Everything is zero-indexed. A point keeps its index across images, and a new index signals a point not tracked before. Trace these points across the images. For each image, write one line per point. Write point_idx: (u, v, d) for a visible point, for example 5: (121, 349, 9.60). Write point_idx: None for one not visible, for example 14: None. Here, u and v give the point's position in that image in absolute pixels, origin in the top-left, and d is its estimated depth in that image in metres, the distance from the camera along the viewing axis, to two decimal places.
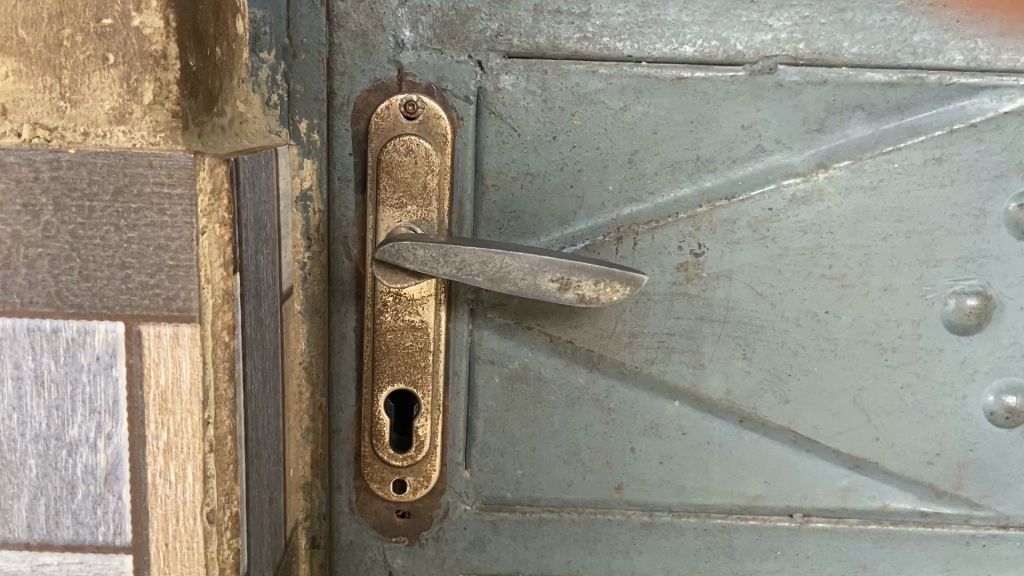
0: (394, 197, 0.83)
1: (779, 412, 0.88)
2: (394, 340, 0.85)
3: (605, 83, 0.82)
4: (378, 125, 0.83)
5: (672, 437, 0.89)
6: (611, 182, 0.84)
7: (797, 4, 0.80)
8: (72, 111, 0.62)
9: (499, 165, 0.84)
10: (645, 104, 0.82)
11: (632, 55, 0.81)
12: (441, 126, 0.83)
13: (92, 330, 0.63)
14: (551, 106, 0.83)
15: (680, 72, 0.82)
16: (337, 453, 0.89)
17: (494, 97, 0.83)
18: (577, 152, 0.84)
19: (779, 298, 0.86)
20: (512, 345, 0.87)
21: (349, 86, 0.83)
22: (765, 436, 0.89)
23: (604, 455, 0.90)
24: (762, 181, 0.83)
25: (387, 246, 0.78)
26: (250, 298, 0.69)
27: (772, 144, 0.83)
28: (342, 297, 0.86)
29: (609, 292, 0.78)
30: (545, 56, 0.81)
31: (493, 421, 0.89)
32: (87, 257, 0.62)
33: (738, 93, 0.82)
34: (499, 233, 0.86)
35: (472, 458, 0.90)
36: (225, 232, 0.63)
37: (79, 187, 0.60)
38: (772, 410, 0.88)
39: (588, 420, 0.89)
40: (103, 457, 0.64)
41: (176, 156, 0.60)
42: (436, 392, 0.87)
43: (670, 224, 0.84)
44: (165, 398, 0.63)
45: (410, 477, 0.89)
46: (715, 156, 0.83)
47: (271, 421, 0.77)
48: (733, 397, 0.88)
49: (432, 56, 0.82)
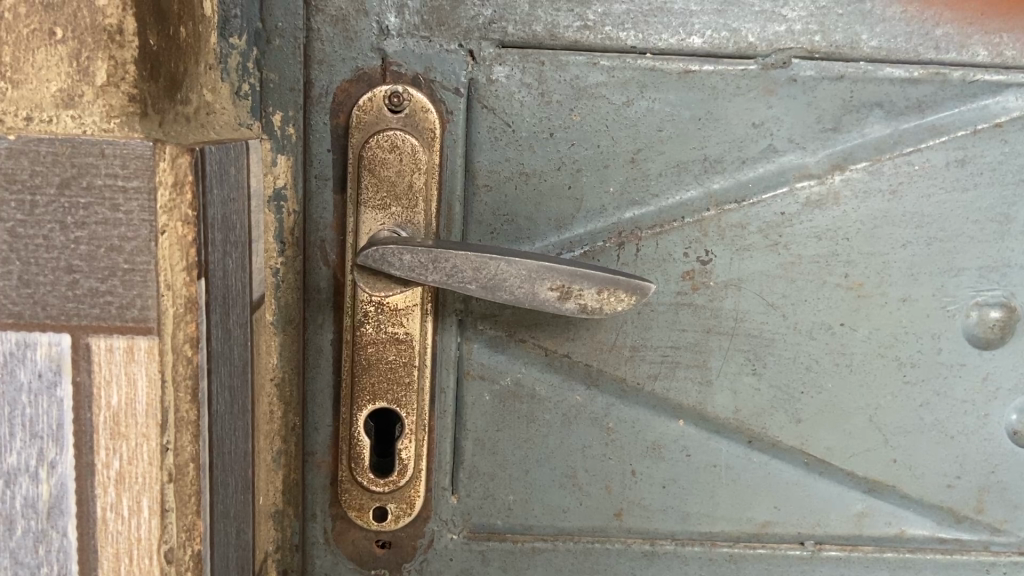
0: (377, 197, 0.76)
1: (790, 432, 0.82)
2: (376, 355, 0.78)
3: (606, 76, 0.76)
4: (359, 119, 0.76)
5: (676, 459, 0.83)
6: (612, 183, 0.78)
7: None
8: (14, 93, 0.55)
9: (491, 163, 0.78)
10: (650, 99, 0.76)
11: (636, 45, 0.75)
12: (429, 121, 0.76)
13: (34, 343, 0.55)
14: (548, 100, 0.77)
15: (688, 65, 0.75)
16: (311, 478, 0.81)
17: (487, 90, 0.76)
18: (576, 150, 0.78)
19: (791, 309, 0.80)
20: (504, 359, 0.81)
21: (327, 76, 0.76)
22: (775, 458, 0.83)
23: (603, 479, 0.83)
24: (775, 182, 0.78)
25: (370, 250, 0.70)
26: (218, 306, 0.61)
27: (785, 143, 0.77)
28: (319, 306, 0.79)
29: (614, 301, 0.71)
30: (543, 45, 0.75)
31: (482, 442, 0.82)
32: (28, 259, 0.54)
33: (749, 88, 0.76)
34: (490, 238, 0.79)
35: (460, 482, 0.83)
36: (188, 231, 0.55)
37: (19, 178, 0.53)
38: (783, 429, 0.82)
39: (586, 441, 0.82)
40: (46, 488, 0.56)
41: (132, 144, 0.52)
42: (421, 411, 0.80)
43: (676, 229, 0.78)
44: (117, 421, 0.55)
45: (392, 504, 0.82)
46: (724, 156, 0.77)
47: (240, 444, 0.69)
48: (742, 415, 0.82)
49: (420, 44, 0.75)
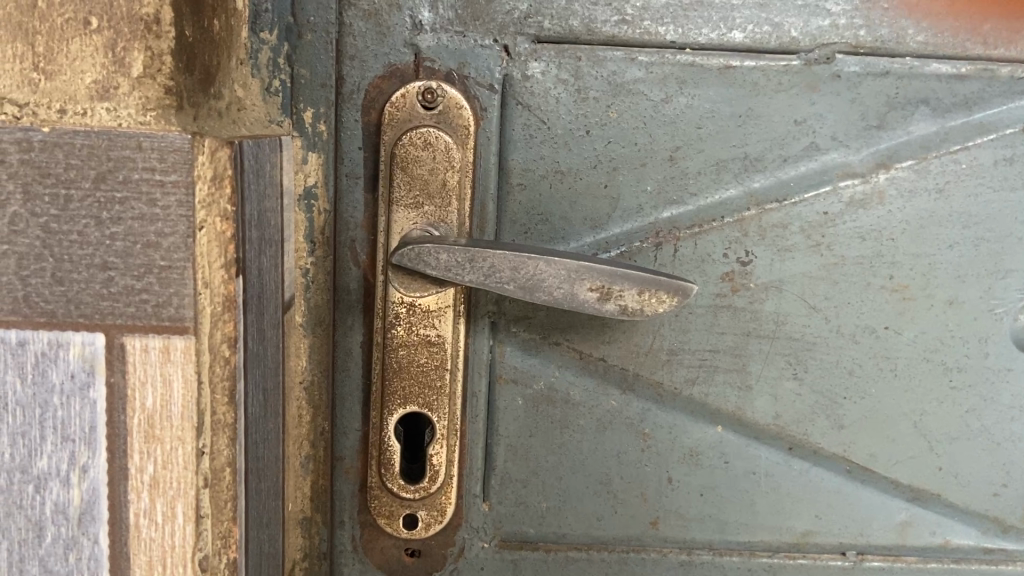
0: (409, 196, 0.74)
1: (832, 439, 0.80)
2: (407, 358, 0.76)
3: (645, 72, 0.74)
4: (391, 115, 0.74)
5: (714, 466, 0.81)
6: (650, 182, 0.76)
7: None
8: (47, 84, 0.53)
9: (526, 161, 0.76)
10: (689, 96, 0.74)
11: (676, 40, 0.73)
12: (463, 117, 0.75)
13: (66, 343, 0.53)
14: (585, 97, 0.75)
15: (729, 60, 0.73)
16: (339, 484, 0.79)
17: (522, 86, 0.75)
18: (613, 147, 0.76)
19: (834, 312, 0.78)
20: (538, 363, 0.79)
21: (359, 72, 0.74)
22: (816, 465, 0.81)
23: (639, 487, 0.81)
24: (817, 181, 0.76)
25: (405, 249, 0.68)
26: (253, 307, 0.59)
27: (827, 141, 0.75)
28: (349, 308, 0.77)
29: (655, 303, 0.69)
30: (579, 40, 0.74)
31: (515, 448, 0.80)
32: (62, 256, 0.52)
33: (791, 85, 0.74)
34: (524, 238, 0.78)
35: (492, 489, 0.81)
36: (227, 227, 0.54)
37: (53, 172, 0.51)
38: (824, 436, 0.80)
39: (621, 447, 0.80)
40: (78, 493, 0.54)
41: (170, 137, 0.51)
42: (452, 416, 0.78)
43: (715, 230, 0.76)
44: (152, 424, 0.53)
45: (423, 512, 0.80)
46: (765, 154, 0.75)
47: (272, 449, 0.67)
48: (783, 422, 0.79)
49: (454, 40, 0.74)
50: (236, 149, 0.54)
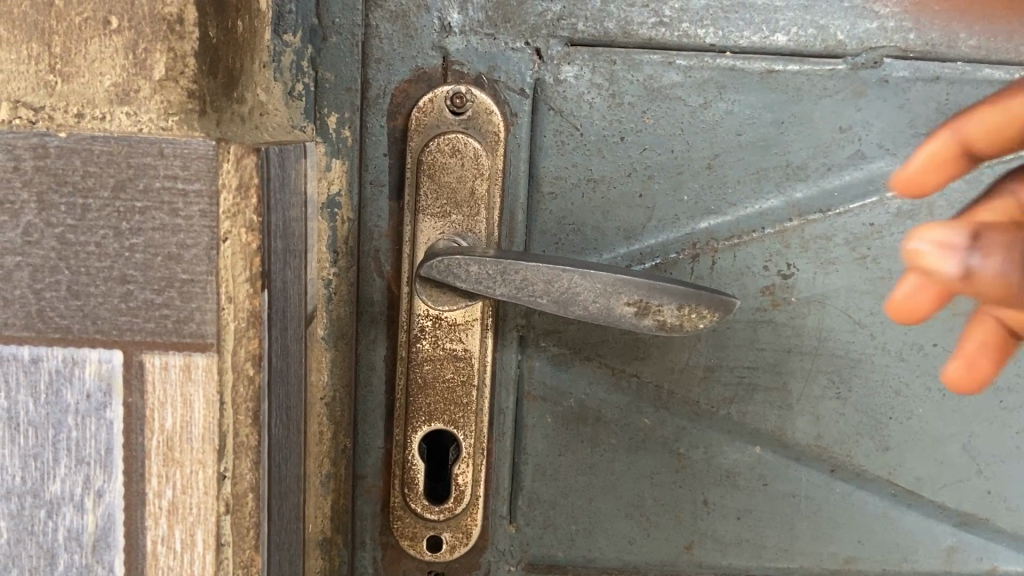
0: (436, 204, 0.71)
1: (876, 460, 0.77)
2: (433, 373, 0.73)
3: (683, 76, 0.71)
4: (418, 121, 0.71)
5: (752, 488, 0.78)
6: (687, 191, 0.73)
7: None
8: (64, 87, 0.51)
9: (558, 169, 0.73)
10: (729, 102, 0.71)
11: (715, 44, 0.70)
12: (493, 123, 0.72)
13: (82, 360, 0.50)
14: (620, 102, 0.72)
15: (771, 64, 0.70)
16: (361, 503, 0.76)
17: (554, 91, 0.72)
18: (649, 155, 0.73)
19: (879, 328, 0.74)
20: (568, 379, 0.76)
21: (385, 76, 0.71)
22: (860, 488, 0.78)
23: (673, 510, 0.78)
24: (863, 191, 0.73)
25: (434, 261, 0.65)
26: (277, 322, 0.56)
27: (874, 149, 0.72)
28: (372, 321, 0.74)
29: (696, 319, 0.65)
30: (615, 43, 0.71)
31: (543, 467, 0.77)
32: (78, 268, 0.49)
33: (836, 90, 0.71)
34: (555, 249, 0.74)
35: (519, 510, 0.78)
36: (253, 238, 0.51)
37: (69, 180, 0.48)
38: (868, 458, 0.77)
39: (655, 468, 0.77)
40: (92, 519, 0.51)
41: (193, 143, 0.48)
42: (479, 434, 0.75)
43: (754, 241, 0.74)
44: (172, 446, 0.50)
45: (447, 534, 0.76)
46: (808, 162, 0.72)
47: (294, 469, 0.64)
48: (824, 442, 0.76)
49: (484, 42, 0.71)
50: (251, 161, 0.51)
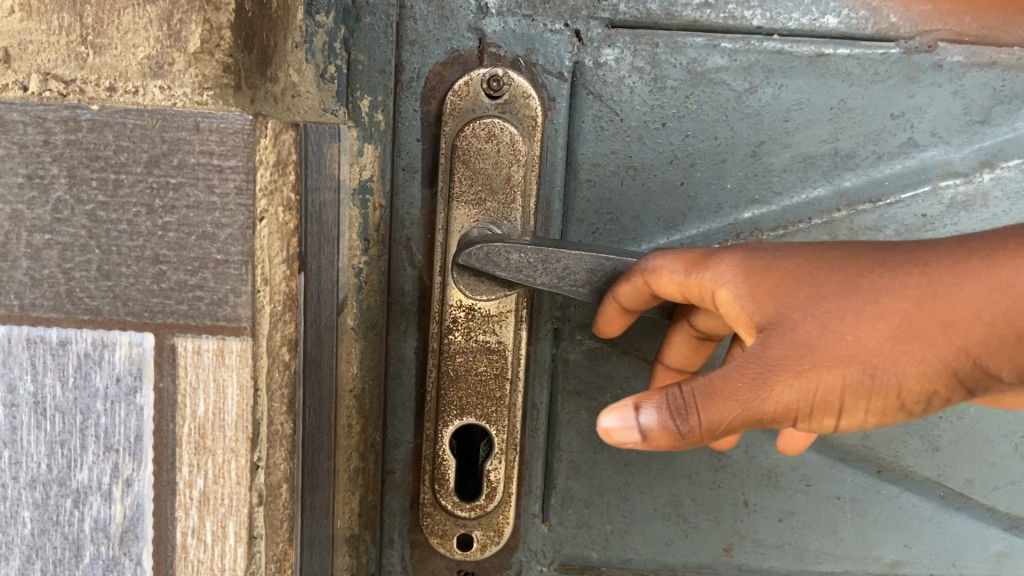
0: (471, 192, 0.69)
1: (924, 461, 0.75)
2: (465, 365, 0.70)
3: (728, 60, 0.69)
4: (453, 105, 0.69)
5: (793, 489, 0.76)
6: (730, 180, 0.71)
7: None
8: (96, 59, 0.49)
9: (596, 155, 0.71)
10: (776, 86, 0.69)
11: (762, 26, 0.68)
12: (530, 108, 0.69)
13: (112, 343, 0.48)
14: (662, 86, 0.69)
15: (821, 47, 0.68)
16: (390, 499, 0.75)
17: (594, 74, 0.69)
18: (692, 142, 0.70)
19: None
20: (604, 373, 0.74)
21: (419, 59, 0.69)
22: (906, 490, 0.76)
23: (712, 510, 0.76)
24: (914, 180, 0.71)
25: (474, 249, 0.63)
26: (312, 308, 0.54)
27: (925, 137, 0.70)
28: (403, 312, 0.72)
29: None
30: (658, 25, 0.68)
31: (577, 465, 0.75)
32: (109, 247, 0.47)
33: (888, 74, 0.69)
34: (592, 238, 0.72)
35: (552, 508, 0.76)
36: (290, 218, 0.49)
37: (101, 154, 0.46)
38: (917, 459, 0.75)
39: (693, 467, 0.75)
40: (120, 509, 0.49)
41: (230, 117, 0.46)
42: (513, 429, 0.72)
43: (800, 232, 0.71)
44: (203, 434, 0.48)
45: (478, 532, 0.74)
46: (857, 149, 0.71)
47: (325, 461, 0.62)
48: (871, 442, 0.74)
49: (521, 24, 0.69)
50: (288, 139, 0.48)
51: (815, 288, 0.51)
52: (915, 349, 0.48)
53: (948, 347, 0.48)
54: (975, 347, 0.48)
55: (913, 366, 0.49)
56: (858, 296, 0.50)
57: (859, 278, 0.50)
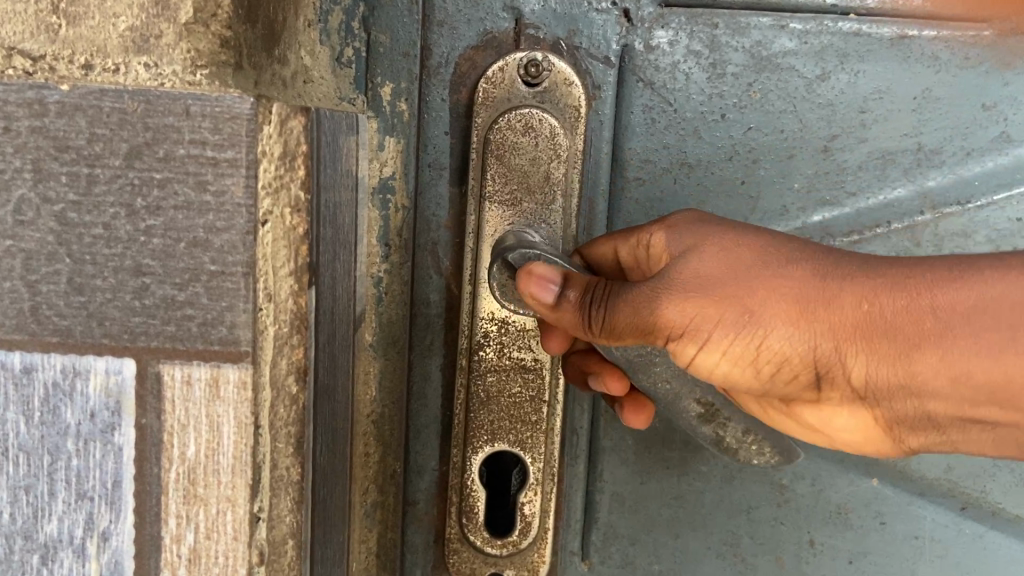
0: (505, 190, 0.61)
1: (1014, 499, 0.67)
2: (498, 385, 0.63)
3: (797, 43, 0.62)
4: (486, 94, 0.61)
5: (866, 527, 0.68)
6: (797, 179, 0.64)
7: None
8: (69, 31, 0.41)
9: (646, 150, 0.63)
10: (852, 72, 0.62)
11: (837, 4, 0.62)
12: (573, 97, 0.61)
13: (85, 371, 0.40)
14: (720, 72, 0.62)
15: (905, 28, 0.62)
16: (412, 533, 0.67)
17: (644, 59, 0.62)
18: (754, 135, 0.63)
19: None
20: None
21: (449, 42, 0.62)
22: (993, 528, 0.68)
23: (773, 548, 0.68)
24: (1007, 179, 0.64)
25: (516, 252, 0.55)
26: (325, 326, 0.46)
27: (1021, 131, 0.63)
28: (428, 325, 0.64)
29: (754, 451, 0.58)
30: (716, 4, 0.61)
31: (621, 497, 0.68)
32: (82, 256, 0.39)
33: (979, 60, 0.62)
34: None
35: (593, 546, 0.68)
36: (298, 221, 0.41)
37: (72, 144, 0.38)
38: (1004, 493, 0.67)
39: (752, 500, 0.68)
40: (95, 567, 0.42)
41: (228, 99, 0.38)
42: (550, 456, 0.64)
43: (878, 237, 0.64)
44: (193, 480, 0.40)
45: (511, 570, 0.66)
46: (942, 144, 0.64)
47: (340, 499, 0.54)
48: (954, 475, 0.67)
49: (563, 3, 0.61)
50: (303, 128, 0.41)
51: (747, 234, 0.51)
52: (796, 320, 0.47)
53: (828, 327, 0.46)
54: (869, 331, 0.45)
55: (792, 334, 0.47)
56: (778, 260, 0.48)
57: (791, 247, 0.49)
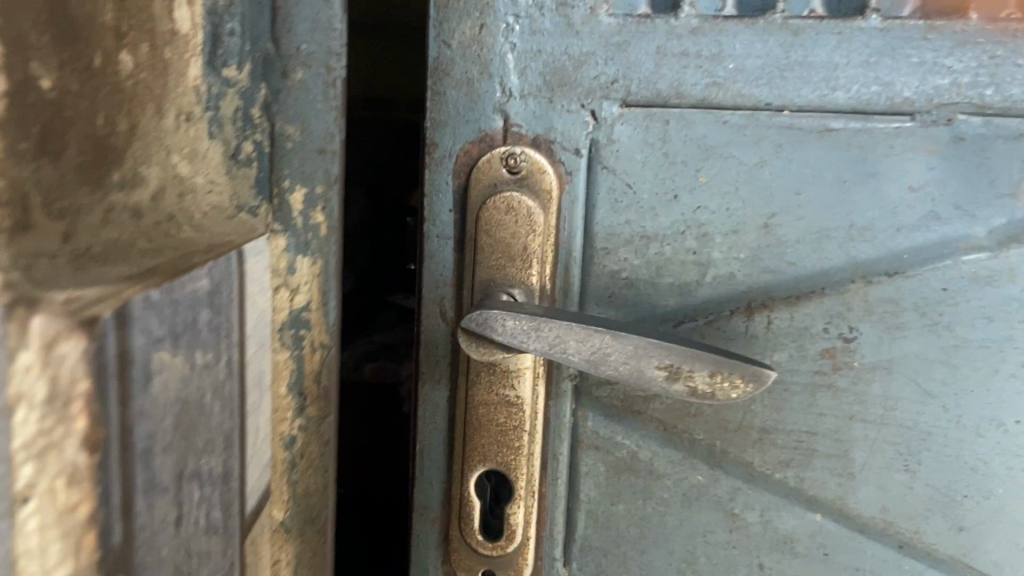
0: (491, 258, 0.68)
1: (948, 540, 0.69)
2: (485, 416, 0.71)
3: (736, 135, 0.64)
4: (477, 180, 0.68)
5: (811, 556, 0.71)
6: (744, 249, 0.66)
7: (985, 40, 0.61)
8: None
9: (610, 224, 0.68)
10: (787, 160, 0.64)
11: (771, 103, 0.64)
12: (545, 182, 0.67)
13: None
14: (671, 160, 0.66)
15: (829, 123, 0.63)
16: (423, 531, 0.76)
17: (607, 150, 0.66)
18: (703, 213, 0.66)
19: (951, 400, 0.66)
20: (620, 431, 0.71)
21: (450, 138, 0.68)
22: (932, 567, 0.70)
23: (726, 572, 0.72)
24: (936, 255, 0.63)
25: (473, 312, 0.62)
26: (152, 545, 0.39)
27: (949, 211, 0.63)
28: (434, 363, 0.73)
29: (729, 387, 0.59)
30: (668, 104, 0.65)
31: (595, 514, 0.74)
32: None
33: (905, 148, 0.63)
34: (606, 304, 0.69)
35: (572, 554, 0.75)
36: (62, 446, 0.33)
37: None
38: (940, 536, 0.69)
39: (708, 526, 0.72)
40: None
41: None
42: (531, 476, 0.72)
43: (816, 301, 0.66)
44: None
45: (500, 570, 0.75)
46: (876, 222, 0.64)
47: None
48: (890, 516, 0.68)
49: (541, 104, 0.66)
50: (113, 335, 0.34)
51: None
52: None
53: None
54: None
55: None
56: None
57: None
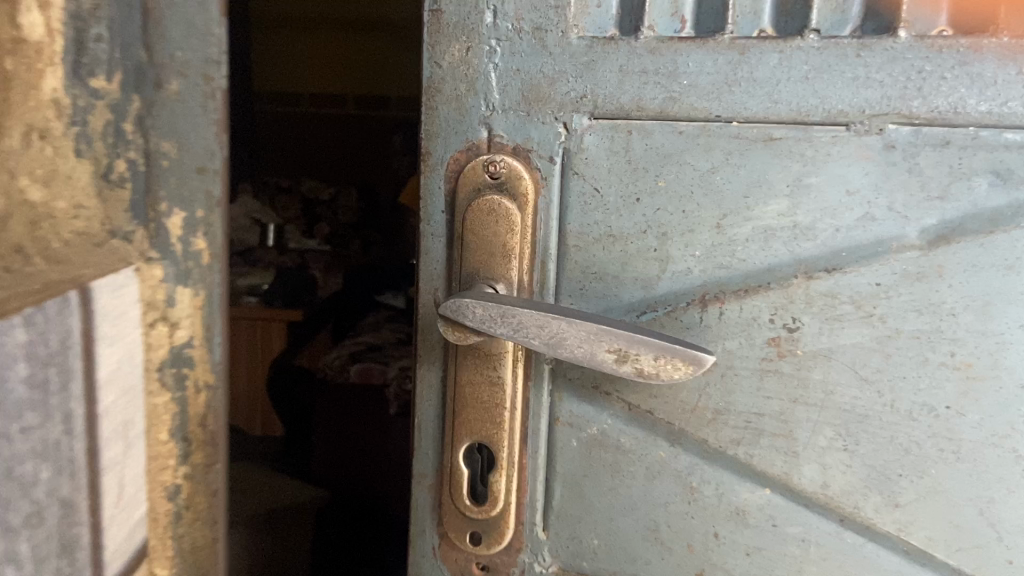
0: (475, 252, 0.81)
1: (885, 515, 0.80)
2: (472, 394, 0.84)
3: (689, 143, 0.77)
4: (463, 184, 0.82)
5: (761, 526, 0.83)
6: (699, 246, 0.78)
7: (912, 56, 0.72)
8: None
9: (582, 226, 0.81)
10: (735, 166, 0.76)
11: (720, 115, 0.76)
12: (522, 186, 0.80)
13: None
14: (632, 166, 0.79)
15: (772, 132, 0.75)
16: (419, 497, 0.90)
17: (579, 158, 0.80)
18: (662, 215, 0.79)
19: (886, 385, 0.77)
20: (592, 410, 0.84)
21: (443, 148, 0.82)
22: (871, 540, 0.81)
23: (685, 539, 0.85)
24: (871, 252, 0.75)
25: (446, 303, 0.74)
26: None
27: (883, 212, 0.74)
28: (429, 347, 0.86)
29: (670, 368, 0.71)
30: (630, 116, 0.78)
31: (570, 483, 0.86)
32: None
33: (841, 154, 0.74)
34: (579, 294, 0.82)
35: (551, 520, 0.88)
36: None
37: None
38: (878, 512, 0.80)
39: (668, 497, 0.84)
40: None
41: None
42: (512, 448, 0.85)
43: (762, 295, 0.78)
44: None
45: (485, 532, 0.88)
46: (815, 223, 0.76)
47: None
48: (830, 491, 0.80)
49: (519, 117, 0.80)
50: None
51: None
52: None
53: None
54: None
55: None
56: None
57: None
